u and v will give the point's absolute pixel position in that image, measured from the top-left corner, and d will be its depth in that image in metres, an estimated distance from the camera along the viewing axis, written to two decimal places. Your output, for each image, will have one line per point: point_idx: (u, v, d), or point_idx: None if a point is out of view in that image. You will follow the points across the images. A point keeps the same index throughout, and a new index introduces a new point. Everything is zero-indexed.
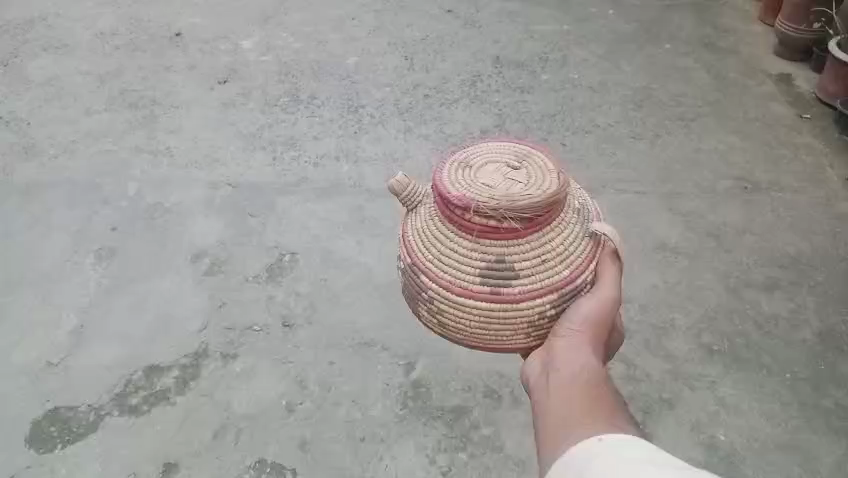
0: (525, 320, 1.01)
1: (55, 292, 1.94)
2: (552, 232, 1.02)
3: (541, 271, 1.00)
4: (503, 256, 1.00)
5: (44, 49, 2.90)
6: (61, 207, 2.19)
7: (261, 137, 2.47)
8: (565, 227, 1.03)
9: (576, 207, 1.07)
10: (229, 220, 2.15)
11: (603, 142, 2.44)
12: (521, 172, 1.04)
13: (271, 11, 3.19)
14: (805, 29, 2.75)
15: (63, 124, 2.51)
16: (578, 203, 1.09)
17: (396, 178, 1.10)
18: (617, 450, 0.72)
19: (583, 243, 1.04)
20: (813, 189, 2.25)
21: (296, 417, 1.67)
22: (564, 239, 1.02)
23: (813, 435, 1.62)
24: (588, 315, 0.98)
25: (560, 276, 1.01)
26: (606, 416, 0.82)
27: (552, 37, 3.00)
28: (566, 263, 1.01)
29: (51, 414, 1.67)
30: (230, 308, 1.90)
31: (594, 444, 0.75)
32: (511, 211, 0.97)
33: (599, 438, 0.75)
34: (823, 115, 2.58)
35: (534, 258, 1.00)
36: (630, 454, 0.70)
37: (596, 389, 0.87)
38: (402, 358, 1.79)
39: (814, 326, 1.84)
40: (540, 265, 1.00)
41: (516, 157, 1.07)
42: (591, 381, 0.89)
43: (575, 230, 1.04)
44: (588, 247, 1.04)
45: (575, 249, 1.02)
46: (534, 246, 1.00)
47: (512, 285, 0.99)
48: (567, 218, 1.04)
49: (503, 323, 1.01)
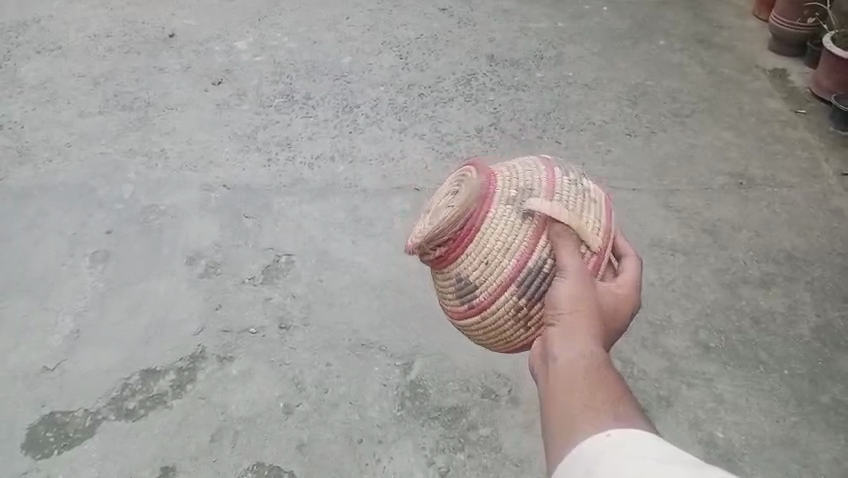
0: (508, 317, 1.02)
1: (50, 296, 1.93)
2: (484, 234, 1.01)
3: (492, 274, 1.01)
4: (459, 276, 1.04)
5: (38, 52, 2.89)
6: (55, 210, 2.18)
7: (256, 138, 2.47)
8: (497, 220, 1.01)
9: (513, 191, 1.03)
10: (225, 222, 2.14)
11: (598, 139, 2.44)
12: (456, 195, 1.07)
13: (265, 11, 3.18)
14: (799, 24, 2.76)
15: (57, 127, 2.50)
16: (520, 183, 1.03)
17: None
18: (627, 443, 0.67)
19: (519, 228, 1.00)
20: (809, 184, 2.25)
21: (294, 419, 1.66)
22: (498, 234, 1.01)
23: (812, 431, 1.62)
24: (576, 289, 0.89)
25: (507, 271, 1.00)
26: (614, 410, 0.74)
27: (547, 35, 3.00)
28: (508, 255, 1.00)
29: (48, 419, 1.66)
30: (227, 310, 1.89)
31: (602, 445, 0.69)
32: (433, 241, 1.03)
33: (608, 434, 0.70)
34: (818, 110, 2.58)
35: (477, 266, 1.02)
36: (636, 447, 0.66)
37: (598, 375, 0.79)
38: (399, 359, 1.78)
39: (811, 322, 1.84)
40: (486, 268, 1.01)
41: (457, 182, 1.10)
42: (593, 366, 0.80)
43: (507, 219, 1.00)
44: (529, 229, 0.99)
45: (513, 239, 1.00)
46: (472, 255, 1.02)
47: (476, 294, 1.03)
48: (498, 211, 1.01)
49: (500, 326, 1.03)
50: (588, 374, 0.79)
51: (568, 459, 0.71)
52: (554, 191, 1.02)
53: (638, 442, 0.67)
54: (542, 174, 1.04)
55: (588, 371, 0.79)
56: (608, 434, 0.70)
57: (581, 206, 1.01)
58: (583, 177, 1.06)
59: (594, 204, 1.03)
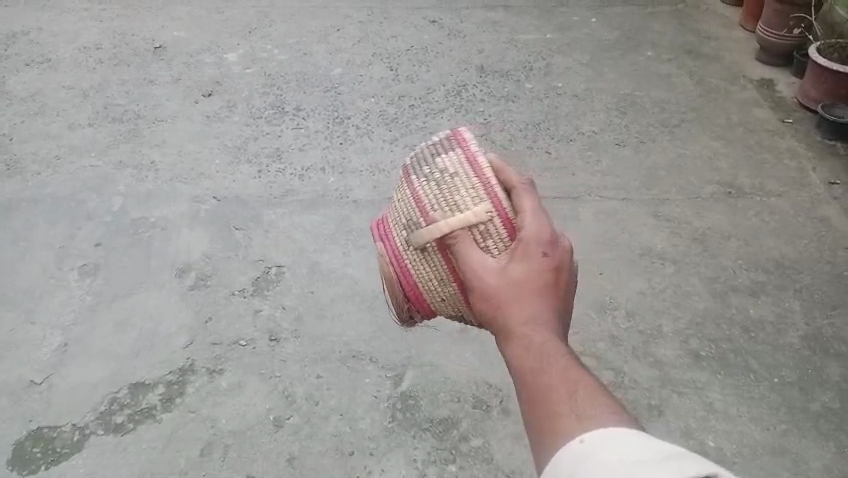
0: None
1: (38, 310, 1.92)
2: (419, 285, 1.01)
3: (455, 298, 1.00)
4: (449, 314, 1.04)
5: (27, 64, 2.88)
6: (44, 223, 2.17)
7: (246, 150, 2.47)
8: (415, 266, 1.01)
9: (403, 230, 1.02)
10: (215, 234, 2.14)
11: (587, 149, 2.45)
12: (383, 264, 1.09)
13: (255, 23, 3.18)
14: (785, 34, 2.78)
15: (46, 140, 2.49)
16: (402, 219, 1.02)
17: None
18: (604, 447, 0.63)
19: (430, 260, 0.98)
20: (797, 193, 2.27)
21: (285, 432, 1.65)
22: (425, 274, 1.00)
23: (802, 439, 1.62)
24: (498, 280, 0.84)
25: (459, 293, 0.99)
26: (576, 410, 0.70)
27: (536, 46, 3.02)
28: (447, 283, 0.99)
29: (34, 434, 1.65)
30: (217, 323, 1.88)
31: (578, 454, 0.64)
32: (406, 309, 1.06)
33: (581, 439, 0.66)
34: (805, 119, 2.60)
35: (444, 305, 1.02)
36: (605, 456, 0.61)
37: (549, 372, 0.75)
38: (389, 370, 1.78)
39: (800, 329, 1.85)
40: (451, 301, 1.01)
41: None
42: (541, 362, 0.76)
43: (419, 259, 1.00)
44: (437, 255, 0.97)
45: (433, 269, 0.99)
46: (433, 301, 1.02)
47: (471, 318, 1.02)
48: (409, 258, 1.01)
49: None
50: (538, 376, 0.75)
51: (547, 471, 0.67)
52: (424, 201, 0.99)
53: (612, 442, 0.63)
54: (408, 193, 1.02)
55: (537, 373, 0.76)
56: (584, 437, 0.66)
57: (447, 198, 0.97)
58: (437, 159, 1.02)
59: (459, 180, 0.98)
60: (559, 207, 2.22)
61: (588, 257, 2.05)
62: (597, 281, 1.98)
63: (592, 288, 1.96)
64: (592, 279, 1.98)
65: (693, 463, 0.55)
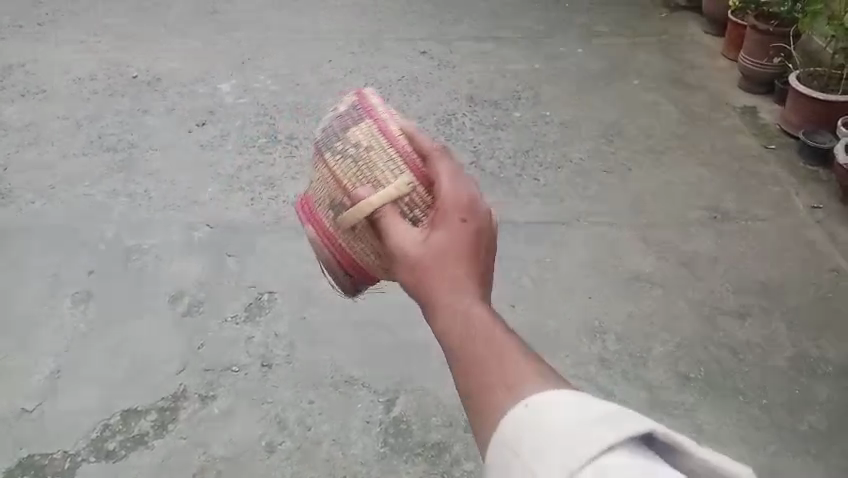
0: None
1: (30, 337, 1.92)
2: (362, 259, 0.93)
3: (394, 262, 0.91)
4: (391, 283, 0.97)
5: (22, 95, 2.91)
6: (37, 251, 2.18)
7: (239, 178, 2.49)
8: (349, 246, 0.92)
9: (326, 211, 0.95)
10: (207, 261, 2.15)
11: (575, 177, 2.49)
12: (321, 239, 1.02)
13: (249, 54, 3.24)
14: (766, 63, 2.86)
15: (40, 170, 2.51)
16: (329, 201, 0.95)
17: None
18: (549, 450, 0.54)
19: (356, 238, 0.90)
20: (781, 217, 2.31)
21: (277, 457, 1.66)
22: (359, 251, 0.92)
23: (792, 459, 1.64)
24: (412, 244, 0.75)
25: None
26: (496, 385, 0.62)
27: (524, 76, 3.08)
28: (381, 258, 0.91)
29: (26, 462, 1.64)
30: (208, 350, 1.89)
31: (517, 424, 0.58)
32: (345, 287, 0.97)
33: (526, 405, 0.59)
34: (787, 146, 2.65)
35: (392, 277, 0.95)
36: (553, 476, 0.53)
37: (470, 335, 0.66)
38: (381, 395, 1.79)
39: (787, 351, 1.87)
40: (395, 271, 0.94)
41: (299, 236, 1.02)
42: (466, 329, 0.66)
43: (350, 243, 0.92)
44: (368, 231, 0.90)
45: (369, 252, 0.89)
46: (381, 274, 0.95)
47: None
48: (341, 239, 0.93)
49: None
50: (461, 341, 0.66)
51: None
52: (346, 181, 0.93)
53: (551, 431, 0.55)
54: (323, 174, 0.96)
55: (453, 339, 0.66)
56: (517, 430, 0.58)
57: (365, 177, 0.92)
58: (345, 134, 0.97)
59: (375, 154, 0.93)
60: (547, 232, 2.25)
61: (577, 282, 2.07)
62: (587, 305, 2.00)
63: (581, 312, 1.98)
64: (582, 304, 2.00)
65: (638, 434, 0.52)
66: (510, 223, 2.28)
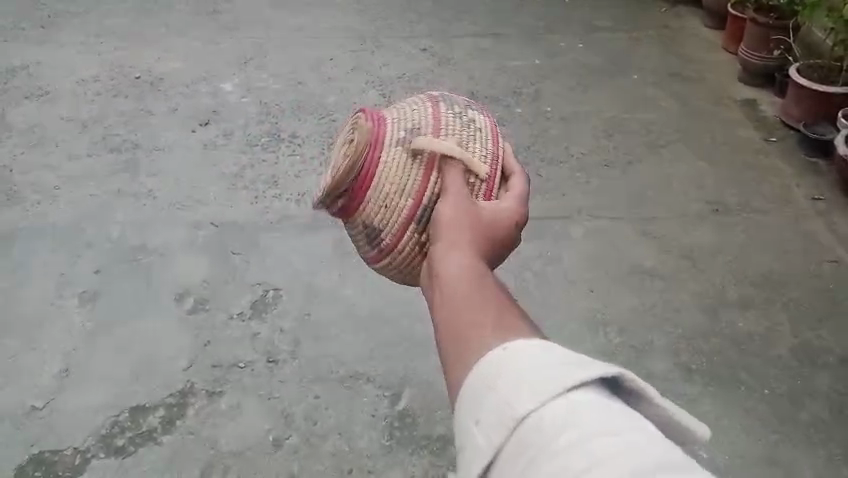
0: (416, 254, 0.97)
1: (39, 337, 1.94)
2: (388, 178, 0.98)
3: (393, 213, 0.98)
4: (368, 223, 1.00)
5: (27, 97, 2.93)
6: (44, 251, 2.21)
7: (243, 177, 2.51)
8: (393, 161, 0.99)
9: (400, 131, 1.00)
10: (213, 259, 2.17)
11: (577, 171, 2.50)
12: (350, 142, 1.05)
13: (251, 53, 3.25)
14: (766, 56, 2.86)
15: (45, 171, 2.53)
16: (409, 123, 1.01)
17: None
18: (522, 381, 0.58)
19: (411, 168, 0.97)
20: (781, 209, 2.32)
21: (284, 451, 1.68)
22: (398, 172, 0.98)
23: (794, 448, 1.65)
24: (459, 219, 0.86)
25: (406, 210, 0.97)
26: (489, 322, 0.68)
27: (525, 72, 3.09)
28: (406, 193, 0.97)
29: (36, 458, 1.67)
30: (215, 347, 1.91)
31: (497, 362, 0.61)
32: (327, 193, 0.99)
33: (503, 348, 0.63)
34: (788, 138, 2.66)
35: (379, 211, 0.99)
36: (525, 404, 0.56)
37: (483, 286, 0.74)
38: (387, 389, 1.81)
39: (789, 342, 1.89)
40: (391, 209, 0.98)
41: (350, 129, 1.07)
42: (480, 283, 0.75)
43: (400, 162, 0.98)
44: (421, 167, 0.97)
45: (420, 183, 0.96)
46: (375, 202, 0.99)
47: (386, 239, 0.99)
48: (389, 153, 0.99)
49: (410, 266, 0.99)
50: (475, 286, 0.74)
51: (463, 416, 0.61)
52: (442, 124, 1.01)
53: (528, 366, 0.59)
54: (425, 107, 1.04)
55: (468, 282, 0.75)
56: (497, 366, 0.61)
57: (459, 136, 1.00)
58: (467, 108, 1.05)
59: (478, 134, 1.01)
60: (549, 227, 2.26)
61: (579, 275, 2.09)
62: (589, 298, 2.01)
63: (584, 305, 1.99)
64: (584, 297, 2.02)
65: (606, 374, 0.57)
66: None
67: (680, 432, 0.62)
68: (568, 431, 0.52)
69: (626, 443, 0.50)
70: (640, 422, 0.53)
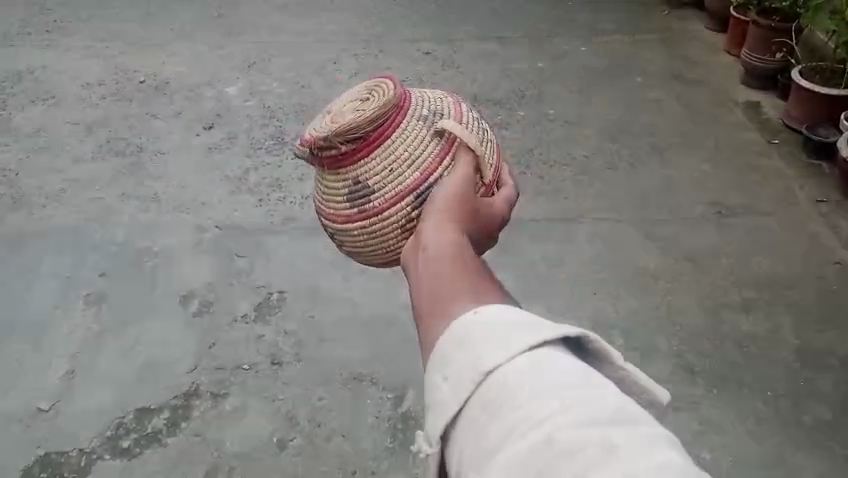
0: (398, 227, 0.98)
1: (44, 339, 1.95)
2: (398, 144, 0.99)
3: (393, 179, 0.99)
4: (358, 182, 1.00)
5: (32, 101, 2.95)
6: (49, 254, 2.22)
7: (247, 180, 2.52)
8: (410, 132, 1.00)
9: (425, 109, 1.02)
10: (217, 261, 2.18)
11: (579, 174, 2.51)
12: (367, 97, 1.04)
13: (255, 57, 3.27)
14: (768, 58, 2.87)
15: (51, 174, 2.55)
16: (431, 107, 1.03)
17: None
18: (490, 338, 0.59)
19: (423, 144, 0.99)
20: (784, 211, 2.32)
21: (288, 453, 1.68)
22: (409, 144, 0.99)
23: (796, 450, 1.65)
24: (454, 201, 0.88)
25: (403, 182, 0.98)
26: (480, 288, 0.69)
27: (528, 75, 3.10)
28: (414, 166, 0.98)
29: (42, 460, 1.68)
30: (220, 349, 1.92)
31: (481, 316, 0.62)
32: (337, 134, 0.98)
33: (478, 310, 0.64)
34: (791, 140, 2.66)
35: (377, 174, 0.99)
36: (493, 359, 0.58)
37: (475, 261, 0.75)
38: (390, 391, 1.81)
39: (791, 344, 1.89)
40: (389, 175, 0.99)
41: (368, 89, 1.06)
42: (473, 257, 0.76)
43: (418, 134, 0.99)
44: (432, 147, 0.99)
45: (427, 161, 0.98)
46: (378, 164, 0.99)
47: (372, 202, 0.99)
48: (408, 124, 1.00)
49: (383, 236, 1.00)
50: (468, 258, 0.75)
51: (431, 370, 0.62)
52: (462, 118, 1.04)
53: (501, 327, 0.60)
54: (449, 102, 1.06)
55: (461, 254, 0.76)
56: (471, 323, 0.62)
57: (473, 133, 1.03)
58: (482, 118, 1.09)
59: (487, 138, 1.05)
60: (553, 230, 2.27)
61: (582, 277, 2.09)
62: (591, 300, 2.02)
63: (587, 308, 2.00)
64: (587, 299, 2.02)
65: (573, 334, 0.59)
66: (515, 221, 2.31)
67: (647, 394, 0.63)
68: (530, 386, 0.55)
69: (588, 398, 0.52)
70: (603, 382, 0.55)
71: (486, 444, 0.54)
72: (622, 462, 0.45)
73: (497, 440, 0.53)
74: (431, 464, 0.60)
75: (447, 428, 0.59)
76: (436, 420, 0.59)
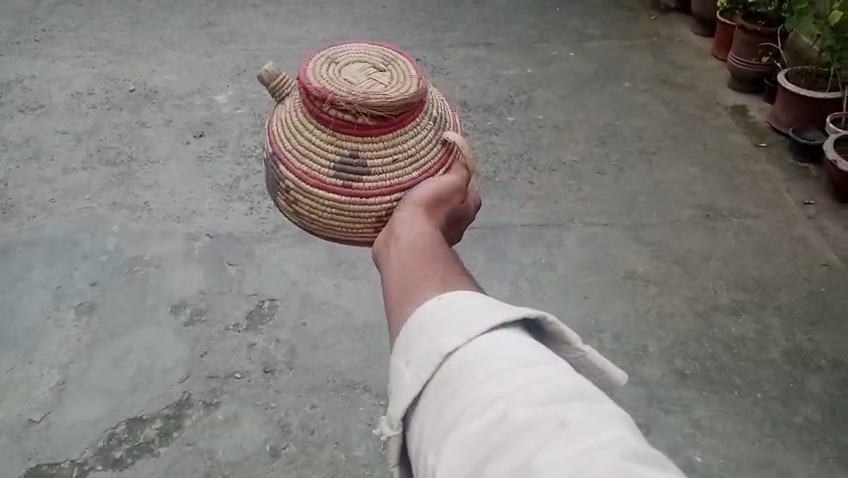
0: (376, 215, 1.07)
1: (35, 350, 1.95)
2: (406, 135, 1.08)
3: (391, 168, 1.07)
4: (356, 156, 1.06)
5: (21, 111, 2.94)
6: (39, 264, 2.21)
7: (238, 188, 2.52)
8: (419, 131, 1.09)
9: (434, 114, 1.13)
10: (208, 270, 2.18)
11: (569, 179, 2.52)
12: (385, 72, 1.10)
13: (244, 65, 3.27)
14: (755, 62, 2.89)
15: (41, 184, 2.54)
16: (437, 112, 1.14)
17: (269, 68, 1.16)
18: (453, 322, 0.70)
19: (429, 147, 1.09)
20: (772, 214, 2.34)
21: (281, 461, 1.68)
22: (415, 141, 1.08)
23: (786, 451, 1.67)
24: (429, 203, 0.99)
25: (400, 175, 1.07)
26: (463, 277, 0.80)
27: (517, 81, 3.11)
28: (416, 165, 1.07)
29: (34, 472, 1.67)
30: (212, 357, 1.92)
31: (460, 298, 0.73)
32: (365, 105, 1.03)
33: (441, 299, 0.74)
34: (778, 143, 2.68)
35: (382, 156, 1.07)
36: (451, 342, 0.68)
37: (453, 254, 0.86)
38: (383, 398, 1.82)
39: (781, 345, 1.91)
40: (391, 163, 1.07)
41: (386, 63, 1.12)
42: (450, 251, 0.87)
43: (426, 135, 1.09)
44: (434, 151, 1.09)
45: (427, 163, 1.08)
46: (385, 146, 1.07)
47: (362, 181, 1.06)
48: (421, 122, 1.10)
49: (357, 215, 1.08)
50: (446, 251, 0.86)
51: (397, 355, 0.72)
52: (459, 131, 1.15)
53: (463, 314, 0.71)
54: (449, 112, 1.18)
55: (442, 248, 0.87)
56: (440, 308, 0.72)
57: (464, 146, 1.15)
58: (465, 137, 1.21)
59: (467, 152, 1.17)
60: (543, 234, 2.28)
61: (573, 282, 2.11)
62: (581, 304, 2.03)
63: (578, 312, 2.01)
64: (578, 304, 2.03)
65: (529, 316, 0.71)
66: (506, 226, 2.31)
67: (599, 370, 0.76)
68: (485, 369, 0.65)
69: (535, 376, 0.63)
70: (557, 360, 0.66)
71: (446, 419, 0.64)
72: (574, 436, 0.56)
73: (456, 416, 0.64)
74: (393, 445, 0.71)
75: (408, 409, 0.69)
76: (398, 404, 0.69)
